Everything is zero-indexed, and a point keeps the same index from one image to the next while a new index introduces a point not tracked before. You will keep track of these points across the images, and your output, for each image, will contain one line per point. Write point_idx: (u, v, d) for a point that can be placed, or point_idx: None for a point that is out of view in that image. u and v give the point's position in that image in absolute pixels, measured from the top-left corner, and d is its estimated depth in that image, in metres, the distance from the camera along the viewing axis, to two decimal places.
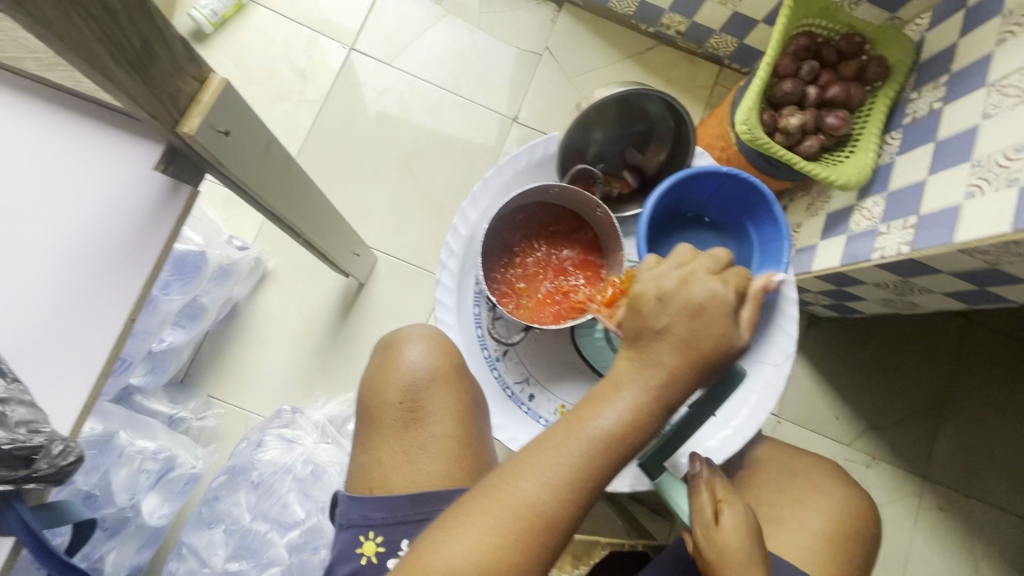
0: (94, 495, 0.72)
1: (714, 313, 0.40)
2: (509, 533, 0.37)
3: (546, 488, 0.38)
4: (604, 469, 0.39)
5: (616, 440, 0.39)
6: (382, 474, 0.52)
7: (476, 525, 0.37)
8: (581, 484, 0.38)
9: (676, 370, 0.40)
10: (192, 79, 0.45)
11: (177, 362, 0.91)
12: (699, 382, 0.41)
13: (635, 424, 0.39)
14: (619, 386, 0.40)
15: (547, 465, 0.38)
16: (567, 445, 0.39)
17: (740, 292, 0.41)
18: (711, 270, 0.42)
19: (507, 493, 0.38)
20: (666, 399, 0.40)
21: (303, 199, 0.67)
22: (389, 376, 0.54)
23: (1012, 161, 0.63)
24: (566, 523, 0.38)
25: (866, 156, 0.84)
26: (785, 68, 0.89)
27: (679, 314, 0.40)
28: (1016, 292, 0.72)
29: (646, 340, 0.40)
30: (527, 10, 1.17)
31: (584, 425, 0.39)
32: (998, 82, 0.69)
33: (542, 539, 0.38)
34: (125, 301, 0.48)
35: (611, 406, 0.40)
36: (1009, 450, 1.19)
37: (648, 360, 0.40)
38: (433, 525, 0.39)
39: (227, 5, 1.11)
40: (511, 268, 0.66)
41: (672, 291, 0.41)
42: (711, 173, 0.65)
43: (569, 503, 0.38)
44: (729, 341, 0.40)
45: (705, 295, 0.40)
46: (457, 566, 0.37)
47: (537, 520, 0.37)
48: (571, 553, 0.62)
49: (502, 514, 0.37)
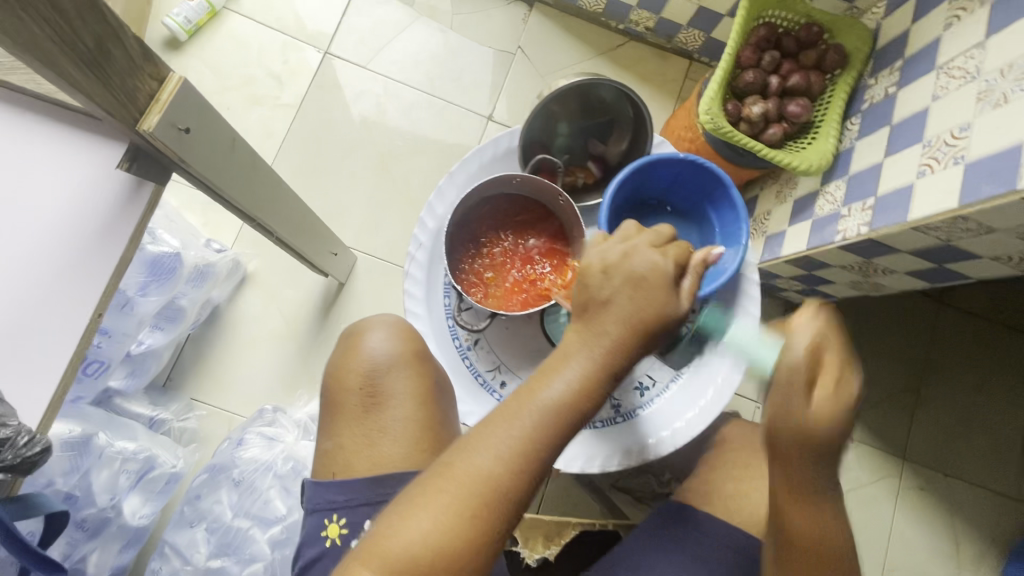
0: (75, 496, 0.74)
1: (655, 283, 0.41)
2: (465, 506, 0.38)
3: (499, 461, 0.39)
4: (556, 438, 0.40)
5: (565, 409, 0.40)
6: (346, 457, 0.54)
7: (432, 500, 0.38)
8: (534, 454, 0.39)
9: (620, 339, 0.41)
10: (149, 77, 0.46)
11: (158, 365, 0.92)
12: (643, 350, 0.42)
13: (583, 392, 0.41)
14: (566, 357, 0.42)
15: (499, 439, 0.39)
16: (517, 418, 0.40)
17: (679, 262, 0.44)
18: (652, 244, 0.44)
19: (461, 468, 0.39)
20: (612, 368, 0.41)
21: (272, 197, 0.69)
22: (350, 361, 0.56)
23: (959, 140, 0.64)
24: (521, 494, 0.39)
25: (827, 142, 0.86)
26: (747, 58, 0.91)
27: (621, 286, 0.42)
28: (973, 269, 0.73)
29: (592, 312, 0.42)
30: (499, 10, 1.19)
31: (534, 397, 0.41)
32: (945, 65, 0.71)
33: (499, 510, 0.39)
34: (91, 298, 0.49)
35: (560, 377, 0.41)
36: (985, 428, 1.21)
37: (593, 331, 0.42)
38: (392, 505, 0.40)
39: (200, 13, 1.12)
40: (478, 258, 0.67)
41: (614, 264, 0.43)
42: (667, 160, 0.67)
43: (523, 474, 0.39)
44: (670, 310, 0.42)
45: (645, 267, 0.42)
46: (416, 542, 0.38)
47: (492, 492, 0.38)
48: (544, 535, 0.65)
49: (457, 489, 0.38)
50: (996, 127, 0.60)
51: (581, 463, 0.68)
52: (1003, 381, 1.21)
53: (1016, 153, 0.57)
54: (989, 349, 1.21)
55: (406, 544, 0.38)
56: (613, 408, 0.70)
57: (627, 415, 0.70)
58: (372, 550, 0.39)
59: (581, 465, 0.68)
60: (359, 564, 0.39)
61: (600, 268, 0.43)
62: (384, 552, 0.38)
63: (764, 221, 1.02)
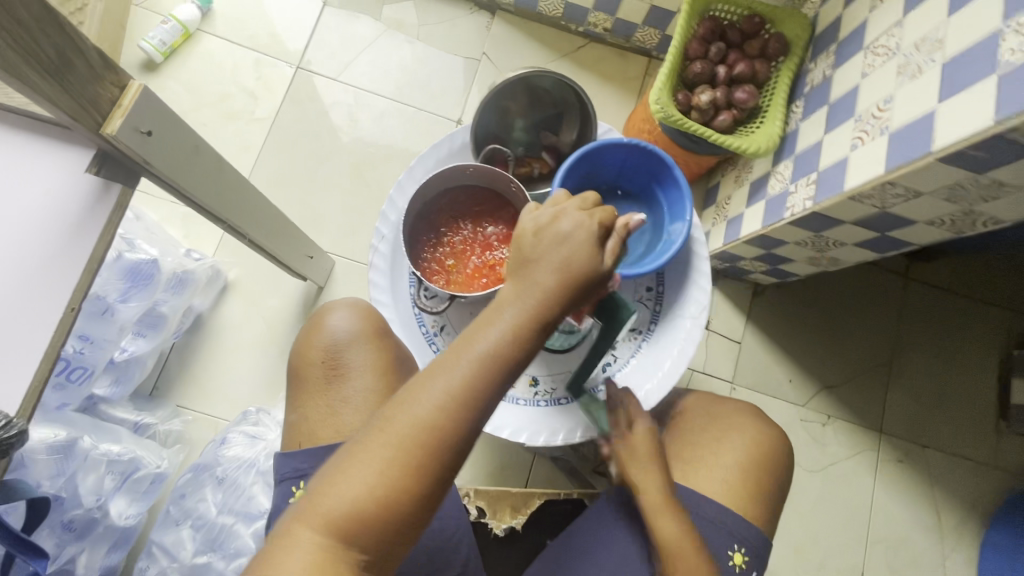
0: (62, 497, 0.77)
1: (580, 241, 0.45)
2: (406, 451, 0.41)
3: (438, 409, 0.42)
4: (491, 384, 0.43)
5: (499, 357, 0.43)
6: (311, 427, 0.60)
7: (377, 450, 0.41)
8: (471, 399, 0.42)
9: (550, 292, 0.45)
10: (110, 85, 0.49)
11: (143, 372, 0.95)
12: (572, 302, 0.46)
13: (515, 341, 0.44)
14: (501, 310, 0.44)
15: (437, 387, 0.42)
16: (453, 367, 0.43)
17: (604, 224, 0.47)
18: (580, 208, 0.48)
19: (403, 418, 0.42)
20: (542, 319, 0.44)
21: (240, 200, 0.72)
22: (314, 338, 0.63)
23: (883, 112, 0.68)
24: (461, 437, 0.42)
25: (773, 126, 0.90)
26: (694, 50, 0.95)
27: (551, 245, 0.46)
28: (914, 235, 0.76)
29: (524, 269, 0.46)
30: (463, 19, 1.24)
31: (470, 347, 0.43)
32: (871, 45, 0.75)
33: (438, 453, 0.42)
34: (64, 293, 0.53)
35: (494, 328, 0.44)
36: (962, 399, 1.20)
37: (525, 285, 0.45)
38: (337, 456, 0.43)
39: (174, 34, 1.17)
40: (439, 247, 0.70)
41: (544, 227, 0.47)
42: (613, 145, 0.71)
43: (461, 418, 0.42)
44: (596, 265, 0.46)
45: (571, 228, 0.46)
46: (362, 489, 0.41)
47: (430, 436, 0.41)
48: (511, 506, 0.71)
49: (399, 436, 0.41)
50: (914, 97, 0.64)
51: (546, 436, 0.73)
52: (976, 351, 1.21)
53: (931, 118, 0.60)
54: (958, 320, 1.21)
55: (351, 490, 0.41)
56: None
57: (590, 391, 0.74)
58: (320, 497, 0.41)
59: (545, 438, 0.73)
60: (309, 510, 0.41)
61: (531, 231, 0.47)
62: (333, 499, 0.41)
63: (725, 205, 1.05)
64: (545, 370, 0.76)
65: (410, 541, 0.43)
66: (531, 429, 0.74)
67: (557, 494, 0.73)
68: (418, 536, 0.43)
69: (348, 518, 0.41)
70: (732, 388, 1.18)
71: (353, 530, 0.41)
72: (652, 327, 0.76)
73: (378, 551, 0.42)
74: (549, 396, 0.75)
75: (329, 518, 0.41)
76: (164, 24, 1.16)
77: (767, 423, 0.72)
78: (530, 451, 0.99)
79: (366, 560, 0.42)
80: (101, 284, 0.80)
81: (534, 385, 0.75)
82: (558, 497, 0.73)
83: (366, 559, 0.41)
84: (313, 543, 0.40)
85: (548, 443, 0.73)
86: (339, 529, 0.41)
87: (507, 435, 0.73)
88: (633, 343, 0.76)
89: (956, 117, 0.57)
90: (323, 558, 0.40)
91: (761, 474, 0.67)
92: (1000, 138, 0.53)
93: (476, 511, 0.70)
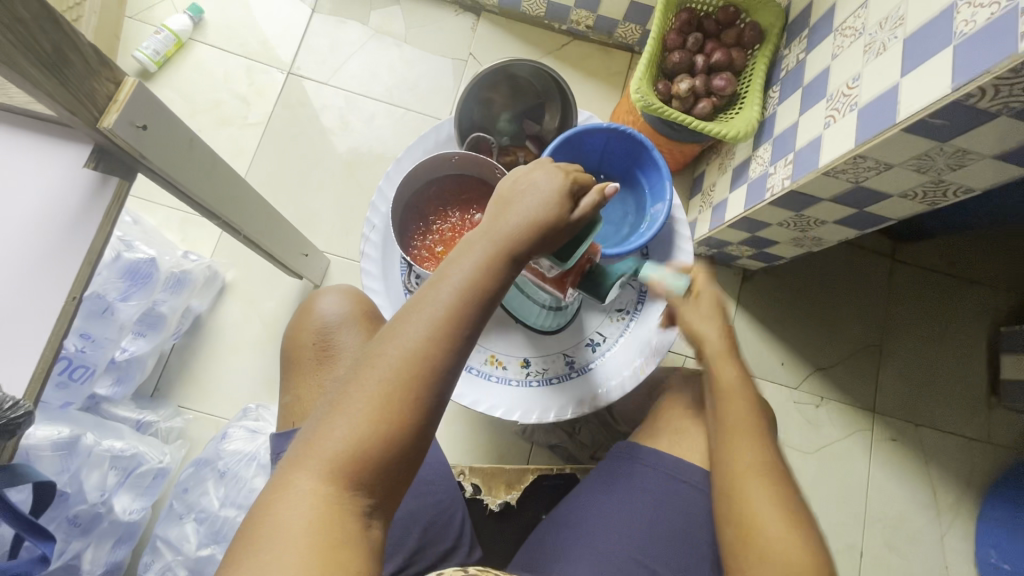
0: (67, 493, 0.79)
1: (544, 186, 0.50)
2: (398, 379, 0.43)
3: (419, 342, 0.44)
4: (471, 312, 0.46)
5: (475, 286, 0.46)
6: (302, 407, 0.63)
7: (365, 388, 0.43)
8: (451, 331, 0.45)
9: (523, 228, 0.48)
10: (106, 81, 0.52)
11: (143, 372, 0.97)
12: (542, 239, 0.49)
13: (486, 274, 0.47)
14: (473, 245, 0.48)
15: (417, 324, 0.45)
16: (433, 299, 0.45)
17: (579, 181, 0.52)
18: (554, 166, 0.53)
19: (387, 356, 0.44)
20: (512, 252, 0.48)
21: (234, 195, 0.75)
22: (306, 321, 0.66)
23: (852, 89, 0.71)
24: (445, 368, 0.45)
25: (752, 110, 0.93)
26: (672, 41, 0.98)
27: (525, 192, 0.50)
28: (889, 211, 0.78)
29: (500, 212, 0.50)
30: (448, 21, 1.27)
31: (447, 281, 0.46)
32: (840, 27, 0.78)
33: (429, 380, 0.44)
34: (65, 282, 0.55)
35: (464, 265, 0.47)
36: (953, 375, 1.20)
37: (497, 226, 0.49)
38: (330, 395, 0.45)
39: (167, 44, 1.20)
40: (429, 235, 0.72)
41: (520, 177, 0.52)
42: (594, 130, 0.74)
43: (444, 350, 0.44)
44: (566, 208, 0.50)
45: (544, 177, 0.51)
46: (357, 425, 0.43)
47: (419, 364, 0.44)
48: (506, 482, 0.75)
49: (387, 373, 0.43)
50: (880, 73, 0.66)
51: (538, 414, 0.75)
52: (965, 329, 1.21)
53: (896, 91, 0.62)
54: (946, 297, 1.22)
55: (349, 419, 0.43)
56: (568, 364, 0.77)
57: (581, 370, 0.76)
58: (320, 431, 0.43)
59: (538, 415, 0.75)
60: (307, 450, 0.43)
61: (507, 184, 0.52)
62: (330, 440, 0.43)
63: (710, 192, 1.08)
64: (536, 352, 0.78)
65: (411, 468, 0.45)
66: (523, 408, 0.76)
67: (551, 470, 0.77)
68: (415, 469, 0.45)
69: (349, 447, 0.42)
70: None
71: (356, 457, 0.42)
72: (639, 307, 0.78)
73: (381, 477, 0.43)
74: (541, 375, 0.77)
75: (331, 449, 0.42)
76: (157, 34, 1.19)
77: None
78: (527, 440, 1.00)
79: (372, 488, 0.43)
80: (102, 283, 0.82)
81: (525, 366, 0.77)
82: (552, 472, 0.77)
83: (372, 485, 0.43)
84: (319, 474, 0.42)
85: (541, 422, 0.75)
86: (342, 458, 0.42)
87: (500, 414, 0.75)
88: (621, 323, 0.78)
89: (918, 88, 0.59)
90: (330, 486, 0.42)
91: None
92: (959, 105, 0.56)
93: (471, 488, 0.74)
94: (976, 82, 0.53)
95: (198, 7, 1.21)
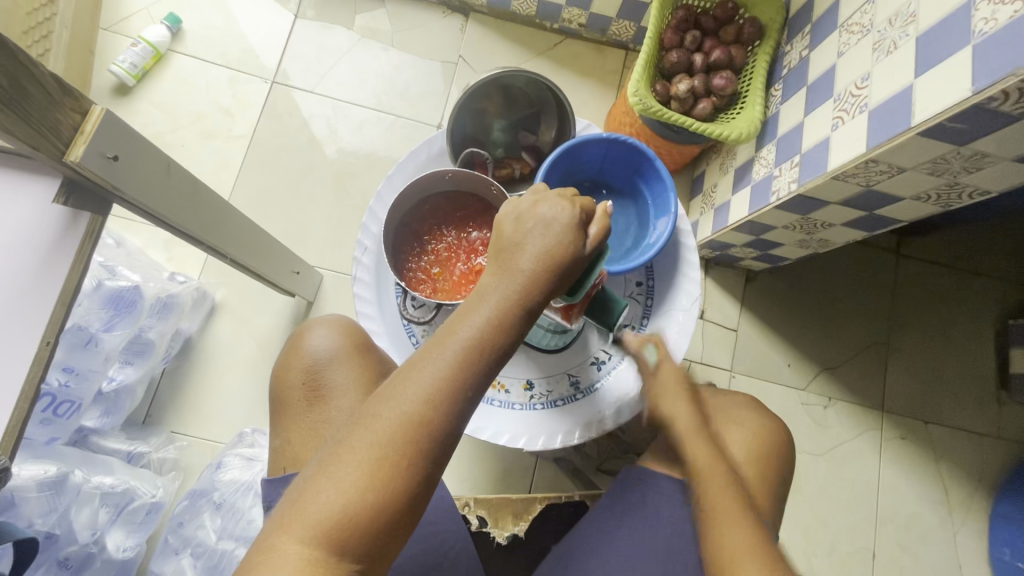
0: (56, 534, 0.78)
1: (560, 226, 0.47)
2: (396, 442, 0.41)
3: (420, 402, 0.42)
4: (477, 371, 0.43)
5: (483, 343, 0.44)
6: (294, 451, 0.60)
7: (361, 450, 0.41)
8: (453, 390, 0.42)
9: (532, 276, 0.46)
10: (70, 111, 0.48)
11: (133, 400, 0.94)
12: (556, 287, 0.47)
13: (497, 328, 0.44)
14: (483, 295, 0.45)
15: (419, 382, 0.42)
16: (438, 354, 0.43)
17: (586, 209, 0.49)
18: (560, 195, 0.50)
19: (387, 416, 0.42)
20: (523, 302, 0.45)
21: (218, 220, 0.71)
22: (294, 360, 0.63)
23: (861, 90, 0.68)
24: (446, 428, 0.42)
25: (755, 110, 0.89)
26: (670, 40, 0.95)
27: (533, 230, 0.47)
28: (901, 213, 0.75)
29: (508, 255, 0.47)
30: (436, 24, 1.22)
31: (454, 336, 0.44)
32: (846, 23, 0.74)
33: (427, 443, 0.42)
34: (38, 327, 0.52)
35: (475, 315, 0.44)
36: (961, 372, 1.18)
37: (507, 270, 0.46)
38: (324, 450, 0.43)
39: (145, 56, 1.15)
40: (423, 255, 0.69)
41: (526, 212, 0.49)
42: (593, 140, 0.71)
43: (446, 410, 0.42)
44: (577, 249, 0.47)
45: (553, 212, 0.48)
46: (348, 489, 0.40)
47: (418, 425, 0.41)
48: (512, 513, 0.74)
49: (385, 435, 0.41)
50: (891, 73, 0.63)
51: (544, 439, 0.72)
52: (973, 324, 1.19)
53: (908, 93, 0.59)
54: (953, 292, 1.20)
55: (340, 482, 0.40)
56: (572, 385, 0.74)
57: (586, 390, 0.74)
58: (310, 492, 0.41)
59: (543, 441, 0.72)
60: (295, 510, 0.41)
61: (512, 217, 0.49)
62: (318, 504, 0.40)
63: (712, 193, 1.04)
64: (539, 373, 0.75)
65: (403, 534, 0.43)
66: (528, 433, 0.73)
67: (559, 499, 0.76)
68: (408, 533, 0.43)
69: (338, 513, 0.40)
70: (732, 376, 1.16)
71: (346, 523, 0.40)
72: (645, 323, 0.76)
73: (371, 545, 0.41)
74: (545, 398, 0.74)
75: (318, 513, 0.40)
76: (134, 46, 1.14)
77: (766, 412, 0.71)
78: (532, 456, 0.98)
79: (361, 554, 0.41)
80: (82, 315, 0.79)
81: (529, 389, 0.75)
82: (560, 501, 0.75)
83: (359, 553, 0.41)
84: (305, 538, 0.40)
85: (546, 448, 0.72)
86: (331, 524, 0.40)
87: (504, 441, 0.72)
88: None
89: (934, 90, 0.56)
90: (317, 550, 0.40)
91: (760, 466, 0.66)
92: (980, 108, 0.53)
93: (476, 521, 0.73)
94: (1000, 85, 0.50)
95: (175, 16, 1.17)
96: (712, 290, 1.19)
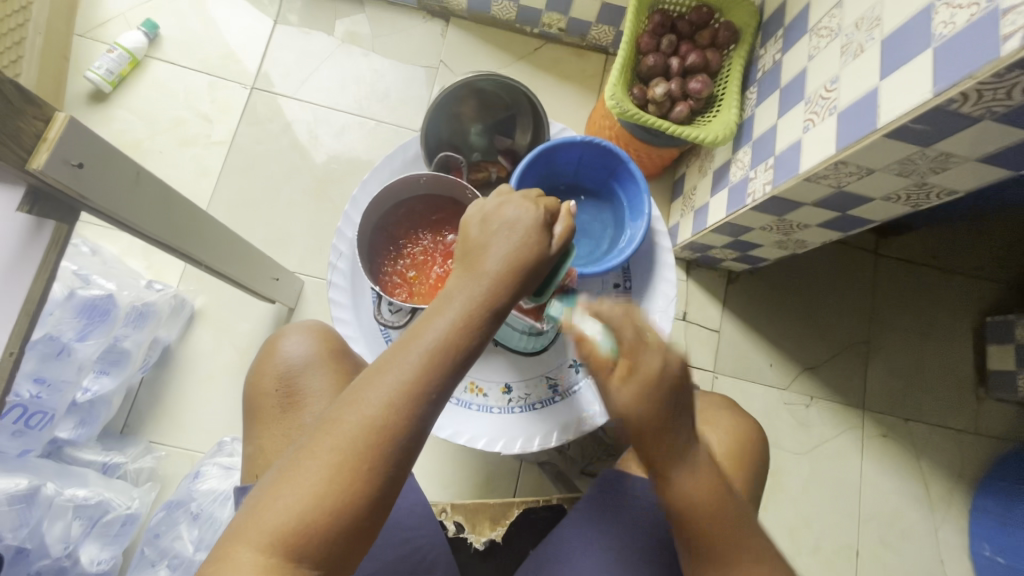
0: (26, 549, 0.76)
1: (525, 228, 0.47)
2: (356, 447, 0.41)
3: (383, 405, 0.42)
4: (441, 373, 0.43)
5: (448, 346, 0.44)
6: (267, 456, 0.60)
7: (321, 455, 0.41)
8: (418, 392, 0.42)
9: (497, 278, 0.46)
10: (33, 119, 0.47)
11: (109, 411, 0.92)
12: (522, 288, 0.47)
13: (462, 330, 0.44)
14: (449, 299, 0.45)
15: (383, 385, 0.42)
16: (402, 358, 0.43)
17: (550, 210, 0.50)
18: (524, 197, 0.50)
19: (350, 420, 0.41)
20: (488, 304, 0.45)
21: (192, 227, 0.71)
22: (268, 364, 0.63)
23: (830, 92, 0.69)
24: (409, 433, 0.42)
25: (730, 113, 0.90)
26: (646, 44, 0.96)
27: (497, 232, 0.48)
28: (872, 213, 0.76)
29: (473, 258, 0.47)
30: (416, 29, 1.23)
31: (417, 339, 0.44)
32: (816, 27, 0.76)
33: (389, 447, 0.41)
34: (1, 338, 0.51)
35: (441, 318, 0.44)
36: (939, 369, 1.19)
37: (472, 273, 0.46)
38: (286, 456, 0.42)
39: (122, 63, 1.14)
40: (399, 259, 0.69)
41: (491, 214, 0.49)
42: (569, 144, 0.71)
43: (411, 413, 0.42)
44: (542, 249, 0.47)
45: (516, 214, 0.48)
46: (307, 495, 0.40)
47: (380, 429, 0.41)
48: (490, 518, 0.75)
49: (346, 440, 0.41)
50: (858, 75, 0.64)
51: (522, 442, 0.73)
52: (950, 322, 1.20)
53: (874, 96, 0.60)
54: (932, 290, 1.21)
55: (300, 486, 0.40)
56: (551, 387, 0.74)
57: (565, 393, 0.74)
58: (267, 499, 0.41)
59: (521, 444, 0.72)
60: (255, 516, 0.40)
61: (478, 220, 0.49)
62: (277, 511, 0.40)
63: (691, 196, 1.05)
64: (517, 376, 0.75)
65: (366, 538, 0.42)
66: (506, 437, 0.73)
67: (538, 502, 0.76)
68: (371, 539, 0.43)
69: (295, 519, 0.40)
70: (715, 377, 1.17)
71: (305, 529, 0.40)
72: None
73: (331, 551, 0.40)
74: (524, 401, 0.74)
75: (277, 519, 0.40)
76: (110, 52, 1.13)
77: (743, 412, 0.71)
78: (516, 459, 0.98)
79: (321, 560, 0.40)
80: (55, 324, 0.78)
81: (507, 392, 0.75)
82: (537, 505, 0.76)
83: (320, 559, 0.40)
84: (262, 545, 0.39)
85: (524, 451, 0.72)
86: (287, 528, 0.40)
87: (481, 445, 0.72)
88: None
89: (898, 92, 0.57)
90: (275, 557, 0.39)
91: (735, 465, 0.66)
92: (941, 111, 0.54)
93: (454, 527, 0.74)
94: (958, 88, 0.51)
95: (152, 22, 1.16)
96: (693, 291, 1.20)
